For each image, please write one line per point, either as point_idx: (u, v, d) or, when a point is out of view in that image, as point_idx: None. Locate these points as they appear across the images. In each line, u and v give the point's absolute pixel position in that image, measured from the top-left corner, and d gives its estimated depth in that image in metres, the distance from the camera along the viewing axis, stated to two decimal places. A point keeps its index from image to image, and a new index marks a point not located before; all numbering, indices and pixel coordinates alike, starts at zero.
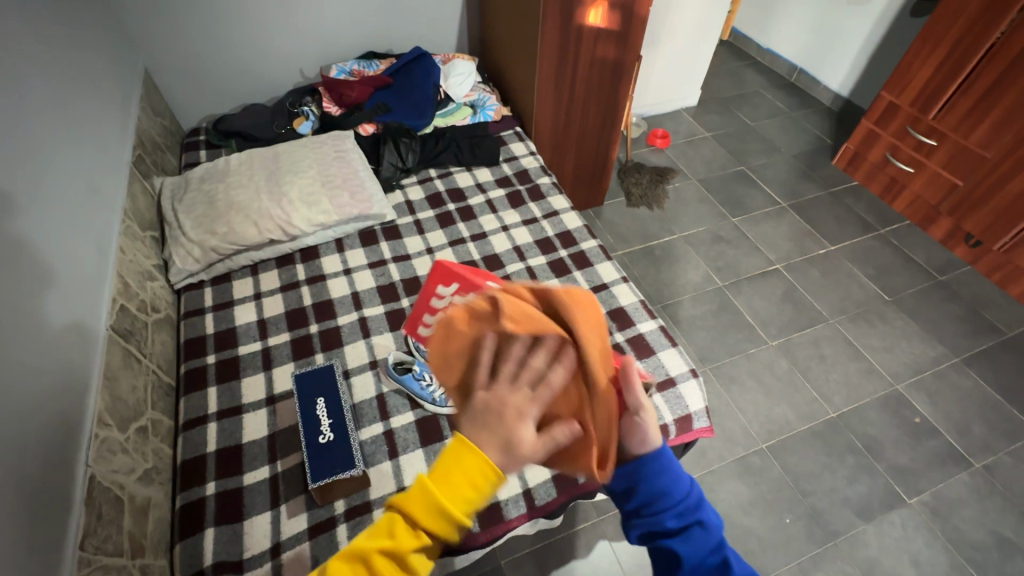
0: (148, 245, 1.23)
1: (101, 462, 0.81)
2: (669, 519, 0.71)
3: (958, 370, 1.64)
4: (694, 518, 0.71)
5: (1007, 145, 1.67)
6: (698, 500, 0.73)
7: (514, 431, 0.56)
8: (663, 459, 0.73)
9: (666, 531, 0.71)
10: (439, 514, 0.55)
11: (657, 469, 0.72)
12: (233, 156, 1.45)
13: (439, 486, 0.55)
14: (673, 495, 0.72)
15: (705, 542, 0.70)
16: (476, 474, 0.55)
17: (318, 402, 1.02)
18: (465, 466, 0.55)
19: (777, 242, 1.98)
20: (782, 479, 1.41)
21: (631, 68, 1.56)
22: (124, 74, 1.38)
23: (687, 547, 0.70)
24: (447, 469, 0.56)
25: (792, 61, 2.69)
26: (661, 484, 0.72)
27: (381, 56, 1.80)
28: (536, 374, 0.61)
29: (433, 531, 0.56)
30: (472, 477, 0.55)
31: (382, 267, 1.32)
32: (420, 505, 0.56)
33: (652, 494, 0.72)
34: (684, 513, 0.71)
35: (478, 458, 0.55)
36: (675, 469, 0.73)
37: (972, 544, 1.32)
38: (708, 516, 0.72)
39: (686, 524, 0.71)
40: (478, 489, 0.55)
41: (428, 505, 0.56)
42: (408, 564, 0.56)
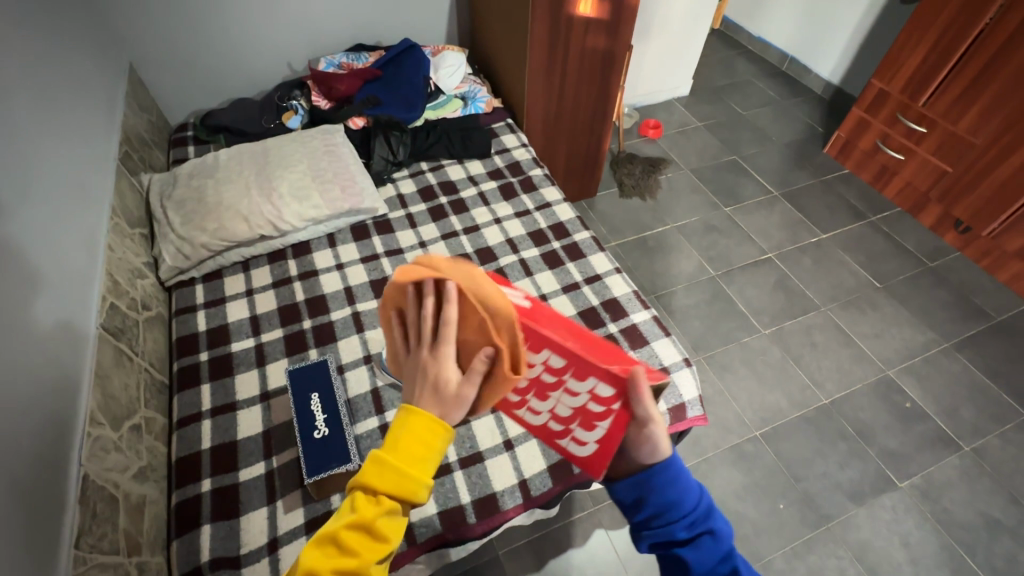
0: (137, 242, 1.22)
1: (94, 461, 0.81)
2: (679, 529, 0.68)
3: (948, 355, 1.66)
4: (703, 527, 0.69)
5: (996, 131, 1.68)
6: (708, 508, 0.70)
7: (437, 378, 0.58)
8: (677, 468, 0.70)
9: (675, 542, 0.68)
10: (396, 481, 0.57)
11: (667, 478, 0.69)
12: (222, 151, 1.43)
13: (392, 455, 0.57)
14: (682, 505, 0.69)
15: (713, 550, 0.68)
16: (427, 435, 0.58)
17: (312, 397, 1.02)
18: (415, 432, 0.58)
19: (769, 231, 1.98)
20: (775, 465, 1.42)
21: (622, 58, 1.55)
22: (108, 69, 1.36)
23: (697, 558, 0.67)
24: (400, 437, 0.58)
25: (783, 50, 2.69)
26: (671, 494, 0.69)
27: (369, 48, 1.78)
28: (433, 319, 0.59)
29: (395, 497, 0.57)
30: (424, 440, 0.58)
31: (374, 261, 1.32)
32: (376, 476, 0.57)
33: (661, 505, 0.69)
34: (696, 521, 0.69)
35: (422, 421, 0.58)
36: (685, 478, 0.70)
37: (962, 525, 1.34)
38: (718, 524, 0.70)
39: (696, 533, 0.69)
40: (430, 447, 0.58)
41: (382, 472, 0.57)
42: (378, 530, 0.57)
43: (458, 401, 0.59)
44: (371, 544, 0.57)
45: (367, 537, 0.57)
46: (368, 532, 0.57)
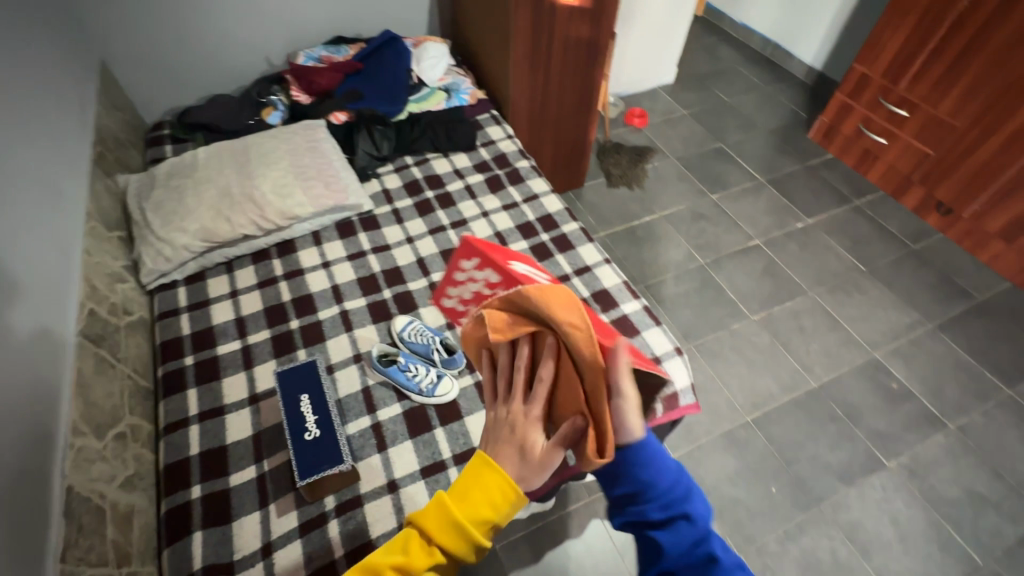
0: (115, 246, 1.19)
1: (78, 472, 0.79)
2: (652, 511, 0.63)
3: (932, 335, 1.69)
4: (680, 511, 0.63)
5: (976, 113, 1.70)
6: (687, 490, 0.65)
7: (524, 436, 0.63)
8: (650, 447, 0.65)
9: (648, 524, 0.64)
10: (452, 531, 0.62)
11: (642, 455, 0.64)
12: (200, 149, 1.39)
13: (456, 506, 0.62)
14: (657, 485, 0.64)
15: (688, 536, 0.63)
16: (494, 497, 0.62)
17: (302, 398, 1.00)
18: (483, 486, 0.62)
19: (756, 217, 1.99)
20: (766, 449, 1.44)
21: (606, 47, 1.54)
22: (77, 67, 1.31)
23: (672, 540, 0.62)
24: (467, 488, 0.63)
25: (766, 35, 2.69)
26: (643, 474, 0.64)
27: (349, 40, 1.74)
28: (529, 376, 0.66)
29: (447, 548, 0.63)
30: (489, 501, 0.62)
31: (361, 258, 1.30)
32: (436, 522, 0.63)
33: (635, 482, 0.64)
34: (670, 503, 0.64)
35: (496, 480, 0.62)
36: (662, 454, 0.66)
37: (949, 502, 1.37)
38: (697, 508, 0.64)
39: (672, 516, 0.63)
40: (493, 508, 0.62)
41: (443, 520, 0.63)
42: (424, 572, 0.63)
43: (541, 466, 0.62)
44: None
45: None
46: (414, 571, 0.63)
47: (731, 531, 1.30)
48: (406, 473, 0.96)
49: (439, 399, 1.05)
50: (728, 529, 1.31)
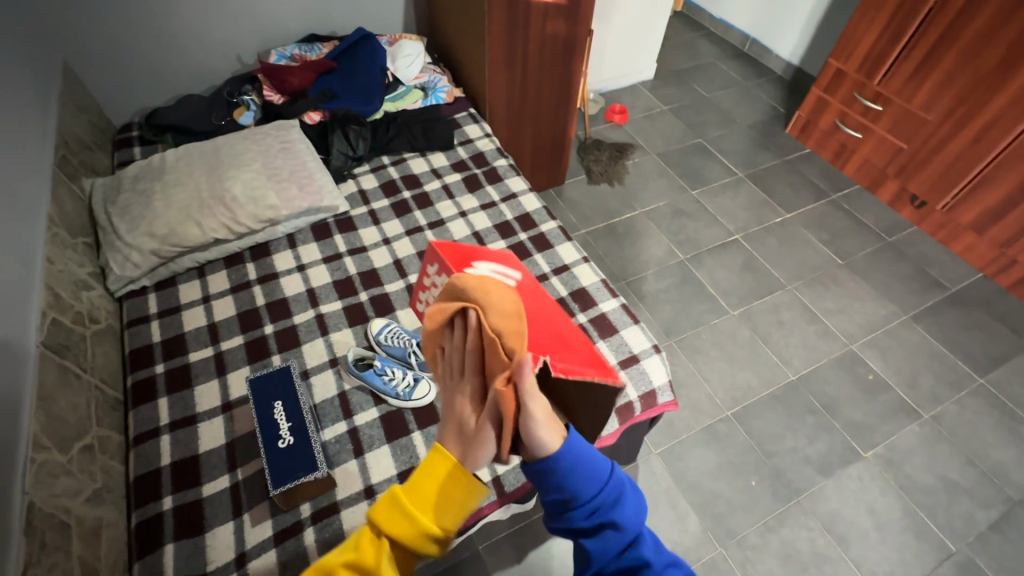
0: (81, 252, 1.16)
1: (41, 487, 0.77)
2: (579, 520, 0.59)
3: (907, 326, 1.72)
4: (609, 518, 0.59)
5: (948, 107, 1.73)
6: (616, 495, 0.60)
7: (460, 412, 0.61)
8: (575, 455, 0.58)
9: (577, 530, 0.60)
10: (402, 523, 0.62)
11: (566, 468, 0.57)
12: (169, 152, 1.36)
13: (407, 497, 0.63)
14: (583, 495, 0.58)
15: (618, 542, 0.59)
16: (445, 482, 0.62)
17: (275, 406, 0.98)
18: (434, 479, 0.62)
19: (735, 212, 2.01)
20: (746, 443, 1.45)
21: (583, 44, 1.53)
22: (37, 68, 1.27)
23: (600, 547, 0.59)
24: (419, 482, 0.63)
25: (744, 31, 2.70)
26: (568, 489, 0.58)
27: (323, 38, 1.71)
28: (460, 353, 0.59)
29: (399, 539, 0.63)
30: (441, 486, 0.62)
31: (337, 261, 1.28)
32: (392, 517, 0.63)
33: (561, 494, 0.58)
34: (597, 510, 0.59)
35: (440, 464, 0.62)
36: (591, 460, 0.59)
37: (923, 489, 1.40)
38: (627, 515, 0.60)
39: (600, 523, 0.59)
40: (441, 495, 0.62)
41: (396, 515, 0.63)
42: (376, 567, 0.62)
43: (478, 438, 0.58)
44: None
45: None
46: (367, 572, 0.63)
47: (712, 525, 1.32)
48: (382, 479, 0.95)
49: (416, 402, 1.04)
50: (709, 522, 1.32)
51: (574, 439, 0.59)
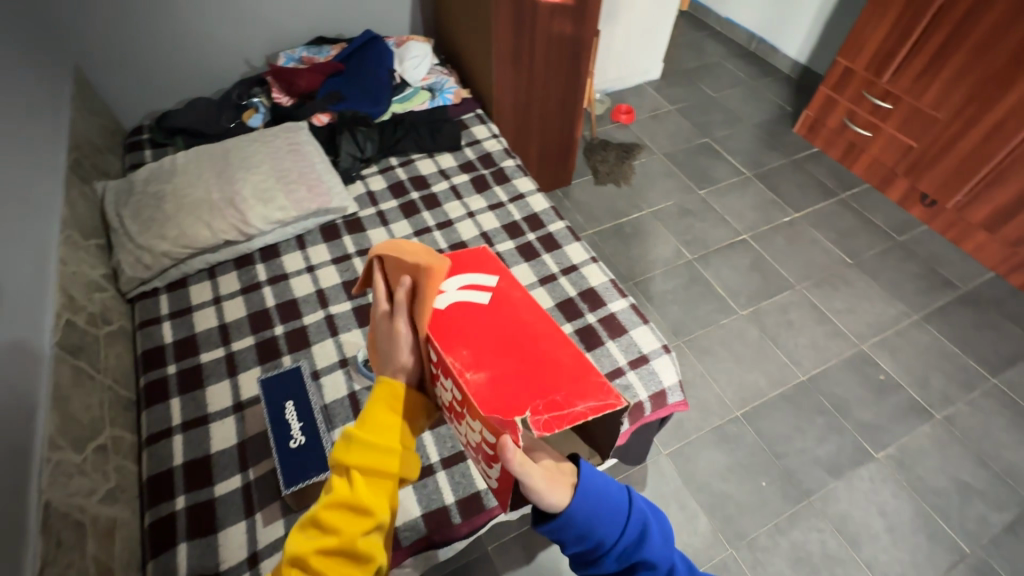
0: (93, 254, 1.17)
1: (56, 487, 0.77)
2: (607, 565, 0.59)
3: (918, 326, 1.71)
4: (636, 557, 0.59)
5: (958, 105, 1.71)
6: (640, 532, 0.59)
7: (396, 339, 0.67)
8: (592, 505, 0.57)
9: (608, 573, 0.60)
10: (371, 454, 0.62)
11: (586, 521, 0.56)
12: (180, 154, 1.37)
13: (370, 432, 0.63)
14: (608, 541, 0.58)
15: None
16: (398, 411, 0.64)
17: (287, 405, 0.98)
18: (391, 410, 0.64)
19: (743, 212, 2.00)
20: (756, 444, 1.45)
21: (590, 44, 1.53)
22: (50, 73, 1.29)
23: None
24: (376, 416, 0.63)
25: (750, 30, 2.69)
26: (591, 538, 0.57)
27: (331, 41, 1.72)
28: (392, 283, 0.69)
29: (375, 473, 0.63)
30: (395, 414, 0.64)
31: (346, 262, 1.28)
32: (359, 454, 0.62)
33: (586, 546, 0.57)
34: (624, 553, 0.59)
35: (389, 399, 0.64)
36: (607, 503, 0.58)
37: (935, 491, 1.39)
38: (654, 550, 0.59)
39: (628, 564, 0.59)
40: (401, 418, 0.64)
41: (363, 450, 0.62)
42: (361, 506, 0.61)
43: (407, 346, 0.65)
44: (354, 518, 0.61)
45: (348, 515, 0.61)
46: (350, 508, 0.61)
47: (722, 526, 1.31)
48: None
49: None
50: (719, 524, 1.31)
51: (586, 488, 0.57)
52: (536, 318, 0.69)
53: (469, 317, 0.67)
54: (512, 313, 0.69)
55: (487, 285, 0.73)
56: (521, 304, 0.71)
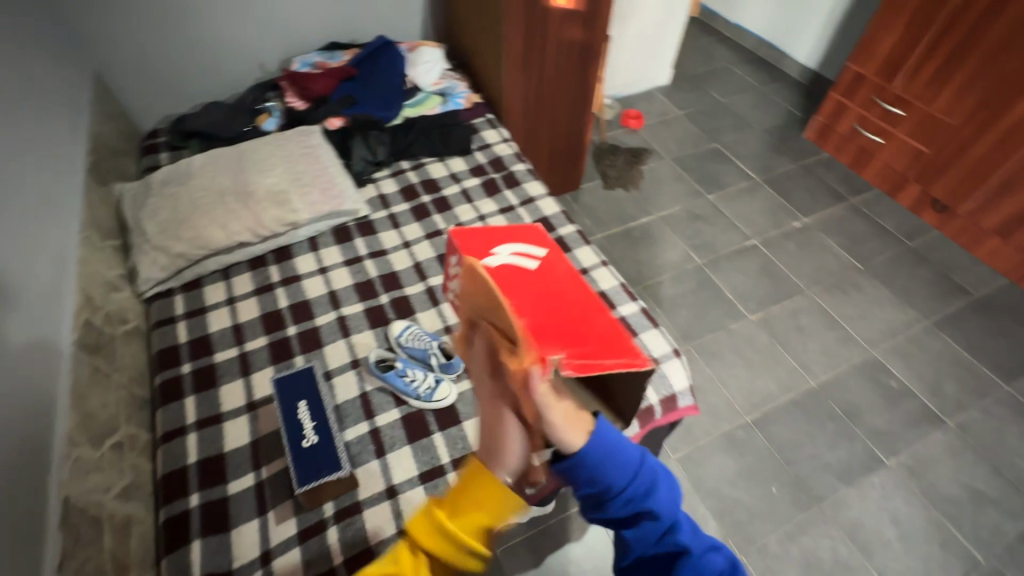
0: (110, 255, 1.19)
1: (75, 482, 0.79)
2: (616, 513, 0.58)
3: (930, 333, 1.69)
4: (645, 508, 0.58)
5: (970, 110, 1.71)
6: (650, 485, 0.59)
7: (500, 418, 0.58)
8: (602, 448, 0.56)
9: (616, 521, 0.59)
10: (440, 544, 0.58)
11: (595, 463, 0.55)
12: (196, 157, 1.39)
13: (447, 520, 0.58)
14: (617, 487, 0.57)
15: (656, 531, 0.59)
16: (484, 502, 0.57)
17: (300, 405, 0.99)
18: (475, 500, 0.58)
19: (752, 217, 2.00)
20: (766, 449, 1.44)
21: (600, 49, 1.54)
22: (70, 77, 1.31)
23: (638, 535, 0.60)
24: (460, 502, 0.59)
25: (759, 36, 2.69)
26: (599, 481, 0.56)
27: (344, 46, 1.74)
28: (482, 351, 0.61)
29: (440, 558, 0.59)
30: (477, 506, 0.58)
31: (358, 264, 1.30)
32: (432, 536, 0.59)
33: (595, 487, 0.57)
34: (633, 501, 0.58)
35: (478, 485, 0.58)
36: (619, 450, 0.57)
37: (948, 499, 1.37)
38: (662, 502, 0.59)
39: (636, 514, 0.58)
40: (483, 514, 0.58)
41: (435, 534, 0.59)
42: None
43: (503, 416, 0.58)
44: None
45: None
46: None
47: (731, 532, 1.30)
48: (404, 479, 0.96)
49: (438, 403, 1.05)
50: (729, 529, 1.31)
51: (600, 431, 0.57)
52: (574, 287, 0.98)
53: (527, 280, 0.98)
54: (557, 284, 0.98)
55: (537, 256, 1.04)
56: (565, 278, 1.00)
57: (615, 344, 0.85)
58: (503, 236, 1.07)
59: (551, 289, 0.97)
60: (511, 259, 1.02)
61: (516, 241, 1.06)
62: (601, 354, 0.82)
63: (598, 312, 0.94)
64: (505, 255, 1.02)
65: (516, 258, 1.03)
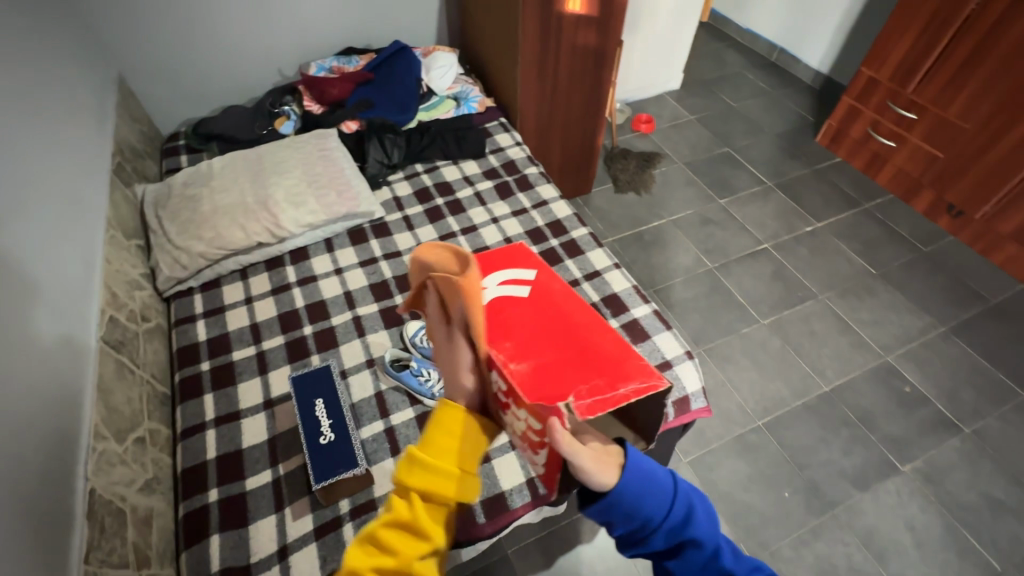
0: (133, 254, 1.22)
1: (100, 475, 0.80)
2: (656, 544, 0.59)
3: (945, 339, 1.68)
4: (684, 535, 0.59)
5: (986, 115, 1.69)
6: (686, 512, 0.60)
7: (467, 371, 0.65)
8: (639, 480, 0.57)
9: (655, 551, 0.60)
10: (431, 479, 0.59)
11: (632, 497, 0.57)
12: (215, 159, 1.42)
13: (429, 457, 0.59)
14: (656, 518, 0.58)
15: (699, 559, 0.59)
16: (461, 433, 0.61)
17: (317, 404, 1.02)
18: (451, 434, 0.60)
19: (765, 221, 1.99)
20: (779, 454, 1.43)
21: (613, 55, 1.56)
22: (96, 81, 1.35)
23: (680, 565, 0.60)
24: (437, 438, 0.60)
25: (771, 40, 2.69)
26: (639, 514, 0.57)
27: (360, 51, 1.77)
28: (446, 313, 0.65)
29: (434, 499, 0.60)
30: (457, 439, 0.61)
31: (373, 265, 1.31)
32: (419, 477, 0.59)
33: (635, 524, 0.58)
34: (672, 530, 0.59)
35: (452, 418, 0.61)
36: (655, 481, 0.59)
37: (965, 506, 1.36)
38: (701, 528, 0.60)
39: (676, 542, 0.59)
40: (462, 444, 0.61)
41: (421, 473, 0.59)
42: (419, 529, 0.59)
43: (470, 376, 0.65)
44: (413, 542, 0.58)
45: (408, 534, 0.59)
46: (407, 529, 0.59)
47: (744, 536, 1.30)
48: None
49: None
50: (742, 534, 1.30)
51: (633, 465, 0.58)
52: (578, 311, 0.76)
53: (512, 309, 0.75)
54: (556, 308, 0.75)
55: (527, 280, 0.81)
56: (562, 298, 0.78)
57: (626, 364, 0.67)
58: (487, 264, 0.85)
59: (554, 315, 0.74)
60: (499, 291, 0.80)
61: (500, 270, 0.84)
62: (615, 383, 0.64)
63: (603, 333, 0.74)
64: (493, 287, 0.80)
65: (504, 289, 0.80)
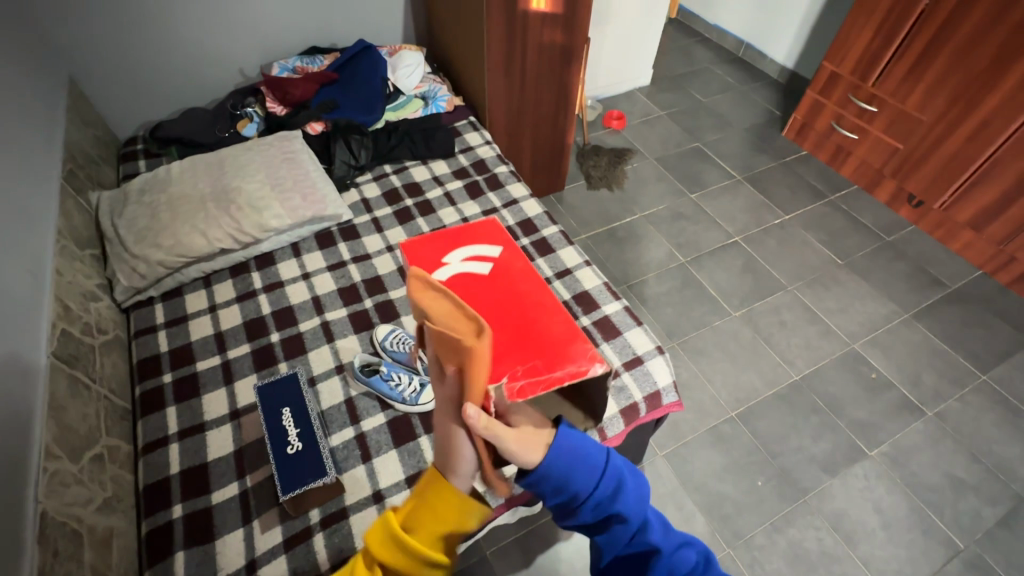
0: (88, 264, 1.18)
1: (53, 496, 0.77)
2: (585, 518, 0.60)
3: (908, 325, 1.73)
4: (613, 511, 0.60)
5: (941, 108, 1.75)
6: (615, 486, 0.60)
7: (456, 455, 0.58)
8: (566, 456, 0.57)
9: (585, 524, 0.61)
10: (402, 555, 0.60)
11: (558, 475, 0.57)
12: (174, 164, 1.38)
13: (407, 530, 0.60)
14: (584, 492, 0.59)
15: (624, 533, 0.62)
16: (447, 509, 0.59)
17: (284, 413, 0.99)
18: (437, 511, 0.59)
19: (734, 215, 2.02)
20: (752, 443, 1.46)
21: (580, 52, 1.56)
22: (44, 84, 1.30)
23: (608, 537, 0.62)
24: (422, 511, 0.60)
25: (738, 36, 2.73)
26: (566, 488, 0.58)
27: (324, 50, 1.74)
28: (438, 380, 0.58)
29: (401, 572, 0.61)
30: (440, 519, 0.59)
31: (341, 268, 1.29)
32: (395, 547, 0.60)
33: (562, 497, 0.58)
34: (600, 506, 0.60)
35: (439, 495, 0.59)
36: (582, 456, 0.58)
37: (929, 487, 1.40)
38: (628, 505, 0.61)
39: (604, 518, 0.60)
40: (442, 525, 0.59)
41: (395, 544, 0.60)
42: None
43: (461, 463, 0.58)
44: None
45: None
46: None
47: (720, 526, 1.32)
48: (391, 484, 0.95)
49: (423, 407, 1.04)
50: (718, 523, 1.32)
51: (559, 443, 0.58)
52: (527, 286, 0.94)
53: (472, 282, 0.93)
54: (511, 286, 0.94)
55: (490, 258, 0.98)
56: (520, 276, 0.95)
57: (563, 352, 0.79)
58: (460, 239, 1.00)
59: (508, 293, 0.92)
60: (463, 267, 0.96)
61: (468, 245, 0.99)
62: (551, 368, 0.74)
63: (552, 315, 0.89)
64: (457, 262, 0.96)
65: (468, 264, 0.96)
